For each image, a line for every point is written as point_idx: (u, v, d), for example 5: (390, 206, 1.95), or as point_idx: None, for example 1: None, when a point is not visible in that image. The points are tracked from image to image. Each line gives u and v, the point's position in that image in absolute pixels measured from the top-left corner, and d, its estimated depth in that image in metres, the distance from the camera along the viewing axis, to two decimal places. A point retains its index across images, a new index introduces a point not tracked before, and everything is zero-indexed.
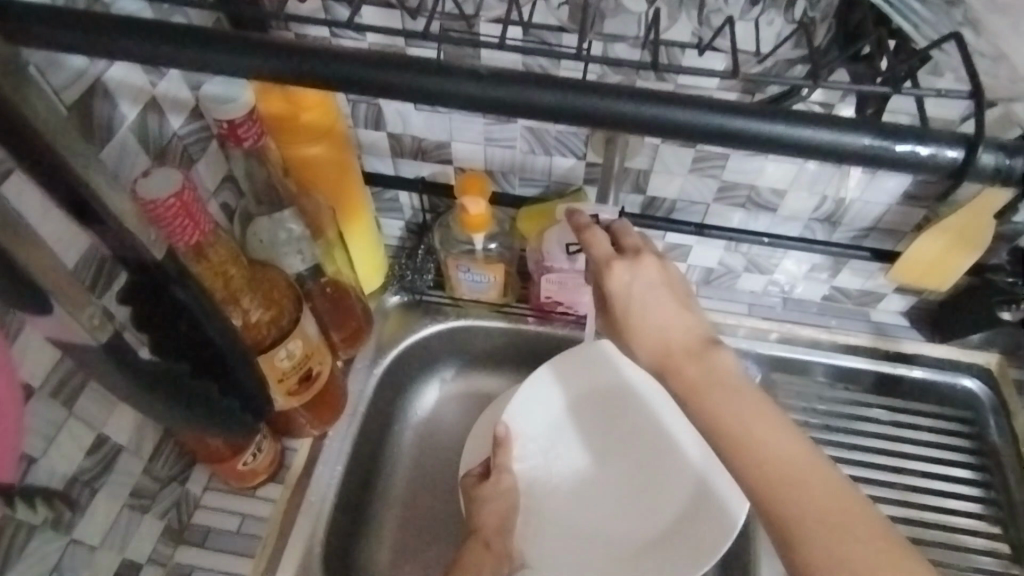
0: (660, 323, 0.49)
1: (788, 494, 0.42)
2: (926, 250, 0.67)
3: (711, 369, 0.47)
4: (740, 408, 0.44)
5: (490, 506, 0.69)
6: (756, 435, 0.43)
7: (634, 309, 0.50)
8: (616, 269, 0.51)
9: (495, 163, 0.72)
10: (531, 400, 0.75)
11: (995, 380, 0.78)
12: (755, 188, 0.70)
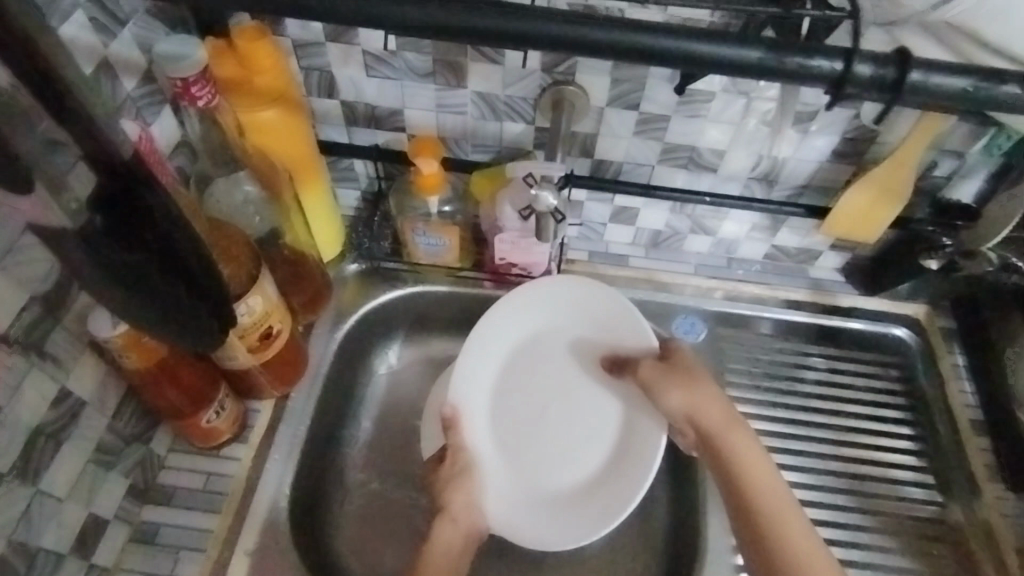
0: (712, 403, 0.67)
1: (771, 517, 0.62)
2: (852, 205, 0.71)
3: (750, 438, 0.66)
4: (751, 458, 0.65)
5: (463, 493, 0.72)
6: (768, 483, 0.64)
7: (690, 373, 0.69)
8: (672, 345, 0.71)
9: (448, 130, 0.74)
10: (477, 351, 0.77)
11: (925, 329, 0.84)
12: (697, 149, 0.74)
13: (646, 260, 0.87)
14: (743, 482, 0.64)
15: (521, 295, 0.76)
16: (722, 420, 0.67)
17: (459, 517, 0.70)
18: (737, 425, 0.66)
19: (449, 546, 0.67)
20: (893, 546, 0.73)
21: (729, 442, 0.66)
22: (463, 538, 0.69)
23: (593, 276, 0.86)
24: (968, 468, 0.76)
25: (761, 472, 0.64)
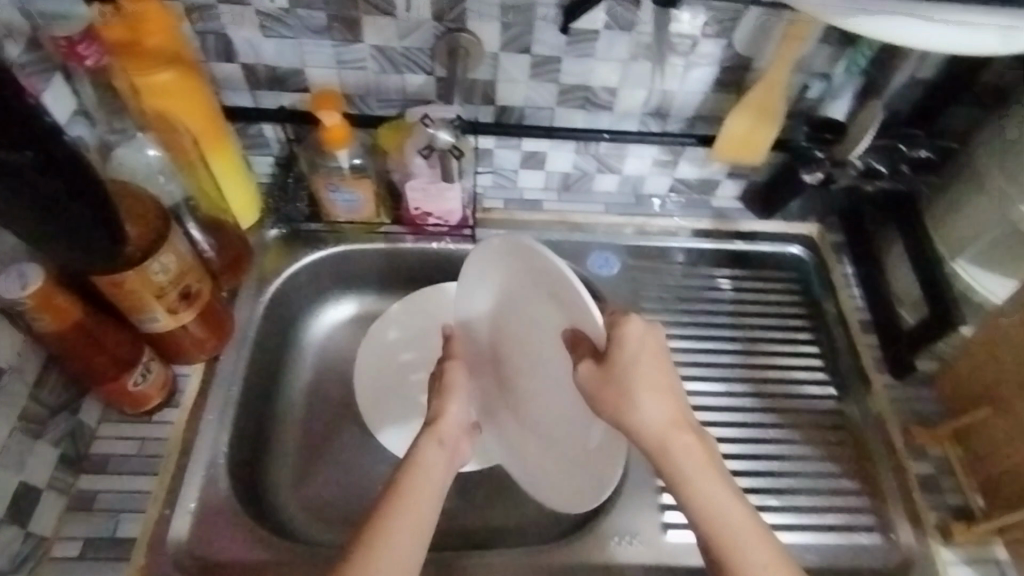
0: (654, 408, 0.55)
1: (722, 530, 0.53)
2: (738, 128, 0.76)
3: (699, 447, 0.55)
4: (701, 468, 0.54)
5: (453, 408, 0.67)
6: (722, 504, 0.54)
7: (631, 381, 0.54)
8: (627, 332, 0.55)
9: (351, 86, 0.76)
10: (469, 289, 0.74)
11: (818, 245, 0.90)
12: (591, 89, 0.78)
13: (560, 202, 0.91)
14: (696, 504, 0.54)
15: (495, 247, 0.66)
16: (667, 433, 0.55)
17: (445, 431, 0.65)
18: (681, 431, 0.55)
19: (434, 464, 0.62)
20: (803, 438, 0.78)
21: (671, 462, 0.54)
22: (446, 451, 0.64)
23: (508, 222, 0.88)
24: (860, 365, 0.81)
25: (712, 489, 0.54)
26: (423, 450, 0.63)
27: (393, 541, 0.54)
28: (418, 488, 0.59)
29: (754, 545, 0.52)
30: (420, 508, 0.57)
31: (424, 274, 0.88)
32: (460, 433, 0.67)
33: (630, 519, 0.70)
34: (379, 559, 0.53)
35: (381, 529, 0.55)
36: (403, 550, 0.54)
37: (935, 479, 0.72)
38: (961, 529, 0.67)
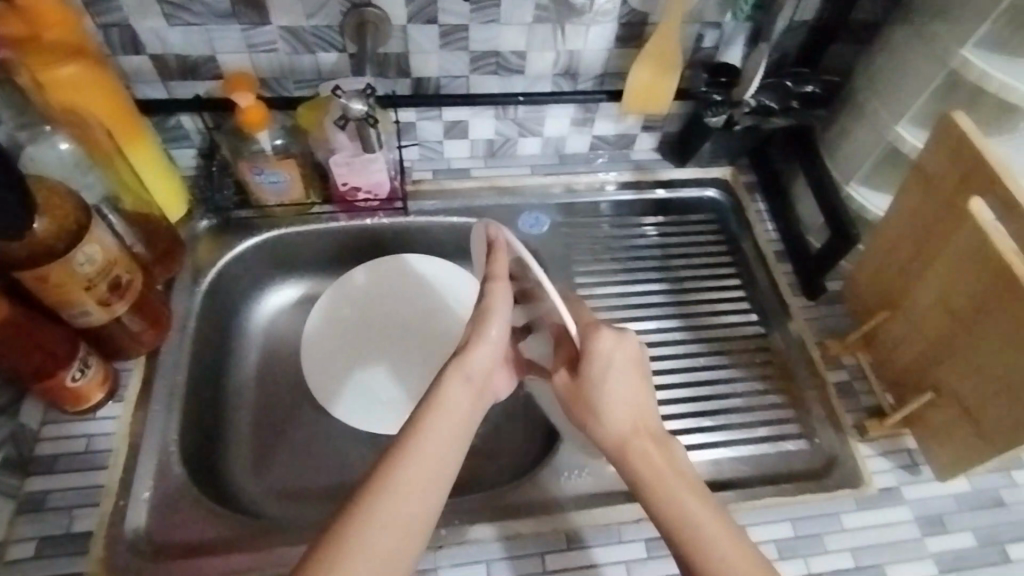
0: (617, 416, 0.57)
1: (692, 527, 0.51)
2: (640, 79, 0.80)
3: (662, 453, 0.56)
4: (671, 472, 0.54)
5: (490, 331, 0.58)
6: (688, 505, 0.52)
7: (595, 392, 0.58)
8: (598, 341, 0.58)
9: (264, 69, 0.77)
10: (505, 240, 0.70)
11: (732, 187, 0.94)
12: (500, 54, 0.80)
13: (486, 169, 0.91)
14: (658, 506, 0.53)
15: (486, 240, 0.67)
16: (630, 439, 0.56)
17: (477, 363, 0.57)
18: (646, 438, 0.57)
19: (457, 403, 0.54)
20: (734, 362, 0.83)
21: (633, 464, 0.55)
22: (475, 390, 0.55)
23: (440, 192, 0.89)
24: (779, 292, 0.86)
25: (676, 490, 0.53)
26: (446, 386, 0.54)
27: (396, 496, 0.47)
28: (436, 435, 0.51)
29: (721, 543, 0.49)
30: (436, 458, 0.50)
31: (360, 251, 0.89)
32: (492, 365, 0.58)
33: (577, 456, 0.75)
34: (376, 518, 0.46)
35: (389, 480, 0.48)
36: (409, 508, 0.47)
37: (850, 385, 0.78)
38: (875, 424, 0.73)
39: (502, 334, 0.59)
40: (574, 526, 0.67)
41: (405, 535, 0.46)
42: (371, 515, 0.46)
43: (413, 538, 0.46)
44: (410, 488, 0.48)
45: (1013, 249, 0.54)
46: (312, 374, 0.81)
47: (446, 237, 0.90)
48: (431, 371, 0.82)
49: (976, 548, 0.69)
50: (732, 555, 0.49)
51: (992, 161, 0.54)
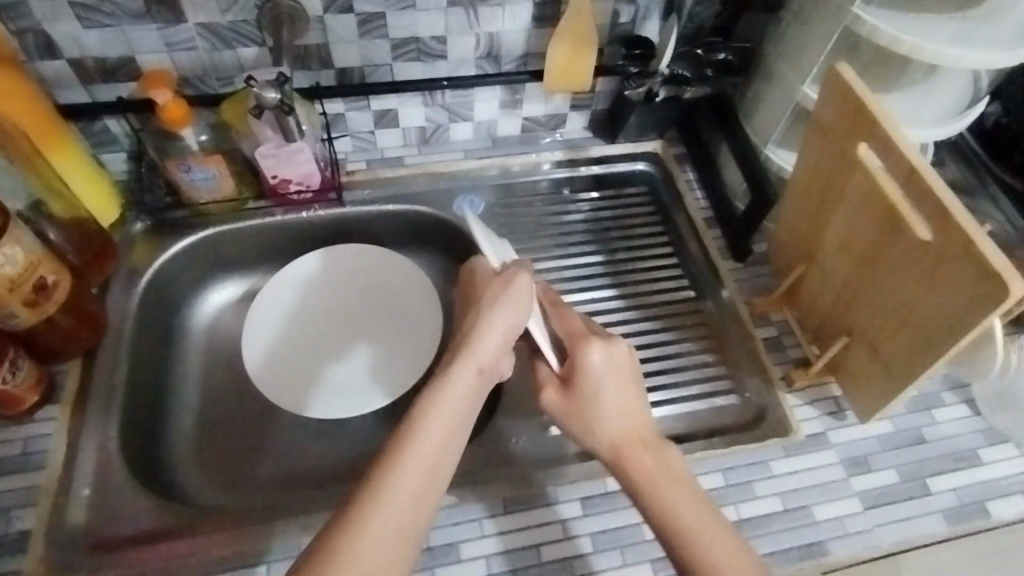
0: (613, 422, 0.63)
1: (682, 518, 0.57)
2: (559, 57, 0.80)
3: (656, 456, 0.61)
4: (660, 468, 0.60)
5: (491, 327, 0.64)
6: (677, 503, 0.58)
7: (591, 402, 0.64)
8: (592, 353, 0.65)
9: (185, 67, 0.78)
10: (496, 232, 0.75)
11: (662, 159, 0.95)
12: (421, 40, 0.80)
13: (420, 156, 0.92)
14: (652, 504, 0.59)
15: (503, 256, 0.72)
16: (625, 445, 0.62)
17: (479, 356, 0.62)
18: (641, 443, 0.62)
19: (459, 390, 0.59)
20: (666, 327, 0.84)
21: (630, 467, 0.61)
22: (480, 382, 0.61)
23: (376, 181, 0.89)
24: (709, 259, 0.87)
25: (667, 486, 0.59)
26: (451, 376, 0.59)
27: (403, 489, 0.51)
28: (435, 428, 0.56)
29: (708, 536, 0.56)
30: (437, 448, 0.55)
31: (298, 245, 0.89)
32: (497, 351, 0.64)
33: (516, 423, 0.78)
34: (383, 511, 0.50)
35: (389, 478, 0.52)
36: (414, 501, 0.52)
37: (778, 339, 0.80)
38: (800, 374, 0.76)
39: (504, 330, 0.64)
40: (513, 492, 0.69)
41: (408, 525, 0.50)
42: (379, 509, 0.50)
43: (418, 526, 0.51)
44: (412, 480, 0.52)
45: (900, 193, 0.55)
46: (272, 390, 0.79)
47: (384, 226, 0.90)
48: (372, 358, 0.83)
49: (898, 484, 0.72)
50: (718, 542, 0.55)
51: (873, 105, 0.56)
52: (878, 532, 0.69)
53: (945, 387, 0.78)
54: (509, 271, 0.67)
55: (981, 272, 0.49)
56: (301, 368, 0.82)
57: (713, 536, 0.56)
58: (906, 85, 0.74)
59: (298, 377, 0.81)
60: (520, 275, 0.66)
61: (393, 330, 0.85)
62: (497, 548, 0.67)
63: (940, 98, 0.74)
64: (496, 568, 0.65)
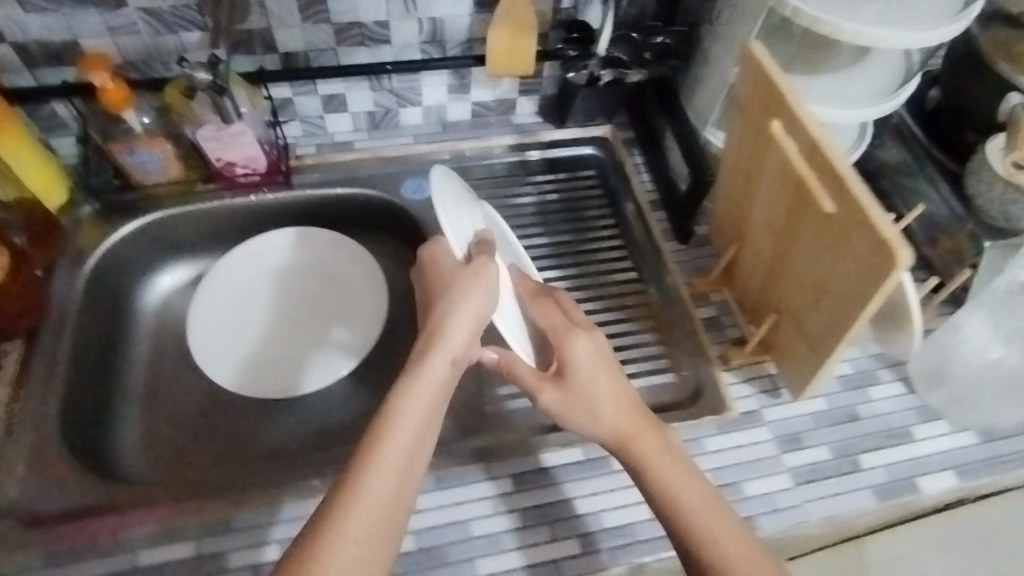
0: (612, 412, 0.64)
1: (686, 504, 0.59)
2: (499, 39, 0.80)
3: (656, 440, 0.63)
4: (658, 454, 0.62)
5: (456, 316, 0.63)
6: (679, 487, 0.60)
7: (589, 392, 0.64)
8: (581, 345, 0.66)
9: (130, 52, 0.77)
10: (452, 204, 0.71)
11: (609, 144, 0.96)
12: (364, 25, 0.80)
13: (369, 141, 0.93)
14: (660, 489, 0.60)
15: (465, 238, 0.69)
16: (628, 431, 0.63)
17: (450, 345, 0.63)
18: (642, 427, 0.63)
19: (430, 384, 0.60)
20: (609, 306, 0.85)
21: (635, 455, 0.62)
22: (453, 372, 0.62)
23: (326, 166, 0.90)
24: (652, 239, 0.88)
25: (668, 472, 0.61)
26: (423, 368, 0.60)
27: (376, 488, 0.53)
28: (405, 425, 0.57)
29: (712, 517, 0.59)
30: (407, 444, 0.56)
31: (249, 228, 0.90)
32: (468, 340, 0.64)
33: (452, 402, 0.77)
34: (360, 507, 0.52)
35: (362, 478, 0.54)
36: (388, 498, 0.54)
37: (717, 319, 0.81)
38: (737, 353, 0.77)
39: (471, 317, 0.64)
40: (445, 468, 0.71)
41: (383, 522, 0.53)
42: (353, 511, 0.52)
43: (397, 519, 0.53)
44: (388, 475, 0.54)
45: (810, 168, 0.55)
46: (250, 383, 0.79)
47: (334, 209, 0.91)
48: (315, 339, 0.83)
49: (831, 460, 0.73)
50: (718, 523, 0.58)
51: (780, 84, 0.56)
52: (808, 507, 0.70)
53: (881, 365, 0.79)
54: (475, 260, 0.66)
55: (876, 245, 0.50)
56: (257, 351, 0.81)
57: (713, 519, 0.58)
58: (836, 67, 0.75)
59: (256, 362, 0.81)
60: (488, 265, 0.65)
61: (341, 305, 0.86)
62: (426, 522, 0.68)
63: (869, 79, 0.76)
64: (425, 543, 0.66)
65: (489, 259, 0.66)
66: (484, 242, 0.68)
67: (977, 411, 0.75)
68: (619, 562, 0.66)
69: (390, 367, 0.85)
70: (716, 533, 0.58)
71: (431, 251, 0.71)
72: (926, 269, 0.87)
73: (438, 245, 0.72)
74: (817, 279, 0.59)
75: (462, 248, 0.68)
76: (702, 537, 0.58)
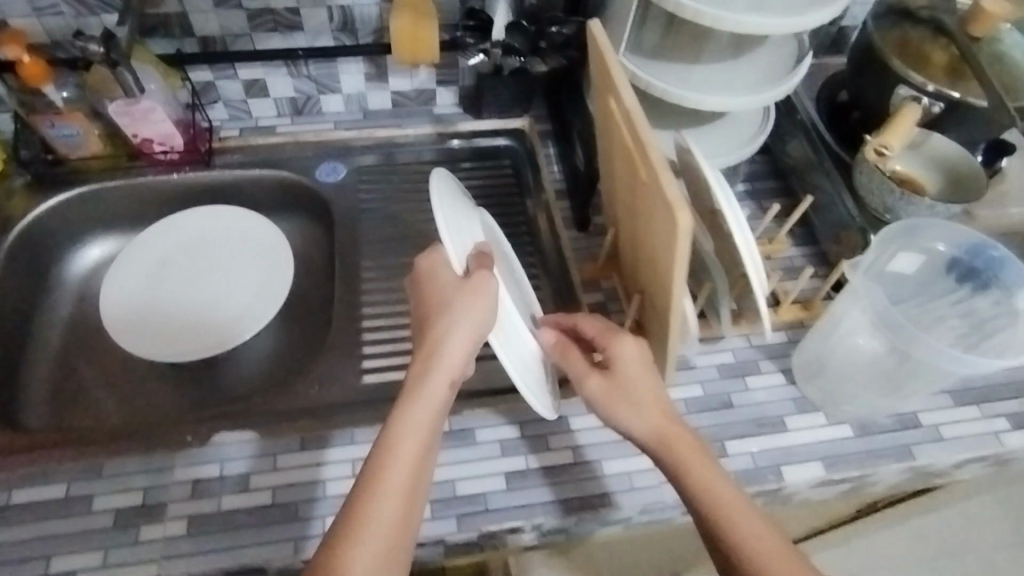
0: (647, 412, 0.62)
1: (727, 514, 0.56)
2: (401, 27, 0.82)
3: (691, 443, 0.60)
4: (695, 459, 0.59)
5: (455, 335, 0.59)
6: (718, 494, 0.57)
7: (632, 388, 0.63)
8: (625, 346, 0.64)
9: (55, 31, 0.82)
10: (450, 212, 0.66)
11: (524, 136, 0.97)
12: (276, 12, 0.85)
13: (292, 126, 0.95)
14: (693, 490, 0.58)
15: (464, 250, 0.64)
16: (666, 434, 0.61)
17: (448, 367, 0.59)
18: (681, 433, 0.61)
19: (425, 409, 0.58)
20: None
21: (671, 458, 0.60)
22: (451, 394, 0.60)
23: (245, 148, 0.93)
24: (553, 226, 0.89)
25: (706, 479, 0.58)
26: (419, 393, 0.58)
27: (379, 524, 0.52)
28: (402, 457, 0.55)
29: (750, 528, 0.56)
30: (405, 476, 0.55)
31: (170, 206, 0.94)
32: (466, 359, 0.61)
33: (333, 371, 0.79)
34: (365, 538, 0.51)
35: (366, 516, 0.52)
36: (391, 532, 0.52)
37: (604, 305, 0.82)
38: None
39: (470, 338, 0.60)
40: (311, 431, 0.72)
41: (388, 558, 0.52)
42: (355, 549, 0.51)
43: (401, 549, 0.53)
44: (390, 508, 0.53)
45: (629, 138, 0.57)
46: (184, 350, 0.82)
47: (254, 189, 0.94)
48: (219, 308, 0.85)
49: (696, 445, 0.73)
50: (756, 539, 0.55)
51: (610, 60, 0.59)
52: (664, 487, 0.71)
53: (763, 356, 0.80)
54: (475, 275, 0.61)
55: (665, 204, 0.51)
56: (180, 328, 0.84)
57: (752, 533, 0.55)
58: (714, 56, 0.76)
59: (179, 338, 0.83)
60: (489, 281, 0.60)
61: (246, 269, 0.88)
62: (285, 480, 0.69)
63: (752, 68, 0.76)
64: (280, 499, 0.68)
65: (489, 274, 0.62)
66: (482, 254, 0.64)
67: (853, 405, 0.75)
68: (469, 527, 0.67)
69: (290, 340, 0.87)
70: (755, 548, 0.55)
71: (428, 262, 0.63)
72: (826, 265, 0.86)
73: (435, 254, 0.64)
74: (651, 252, 0.61)
75: (460, 261, 0.63)
76: (739, 551, 0.55)
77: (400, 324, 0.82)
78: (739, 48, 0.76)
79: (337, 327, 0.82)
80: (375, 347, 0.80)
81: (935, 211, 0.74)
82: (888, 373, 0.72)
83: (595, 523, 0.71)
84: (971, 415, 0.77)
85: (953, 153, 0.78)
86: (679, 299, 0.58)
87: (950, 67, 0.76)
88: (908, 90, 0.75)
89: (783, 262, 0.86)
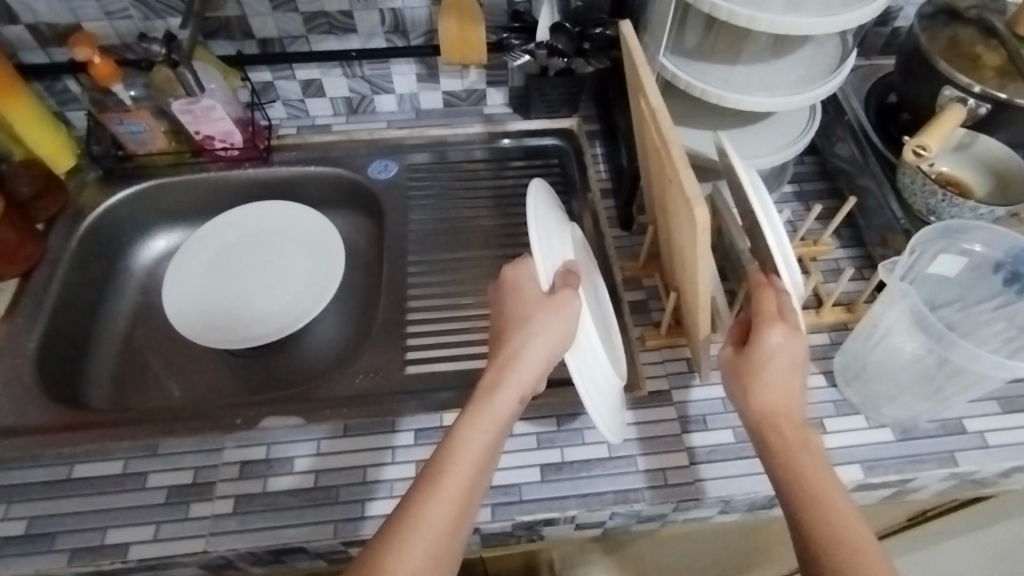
0: (773, 397, 0.59)
1: (818, 510, 0.54)
2: (450, 32, 0.84)
3: (802, 440, 0.58)
4: (805, 454, 0.57)
5: (532, 350, 0.60)
6: (819, 493, 0.55)
7: (763, 369, 0.60)
8: (769, 330, 0.60)
9: (125, 34, 0.87)
10: (544, 226, 0.67)
11: (572, 135, 0.98)
12: (329, 14, 0.88)
13: (346, 124, 0.99)
14: (791, 481, 0.56)
15: (552, 264, 0.65)
16: (782, 423, 0.59)
17: (521, 382, 0.60)
18: (799, 429, 0.58)
19: (490, 417, 0.58)
20: None
21: (778, 445, 0.58)
22: (519, 409, 0.60)
23: (301, 146, 0.97)
24: (597, 224, 0.90)
25: (813, 475, 0.56)
26: (491, 402, 0.58)
27: (430, 523, 0.52)
28: (459, 463, 0.55)
29: (837, 533, 0.53)
30: (461, 480, 0.54)
31: (228, 200, 0.98)
32: (540, 375, 0.61)
33: (380, 361, 0.82)
34: (416, 535, 0.51)
35: (417, 512, 0.52)
36: (442, 532, 0.52)
37: (645, 302, 0.83)
38: (652, 335, 0.79)
39: (545, 356, 0.61)
40: (356, 417, 0.74)
41: (435, 556, 0.51)
42: (404, 542, 0.51)
43: (452, 549, 0.52)
44: (447, 507, 0.53)
45: (659, 138, 0.62)
46: (240, 339, 0.85)
47: (306, 185, 0.97)
48: (273, 300, 0.89)
49: (733, 444, 0.73)
50: (843, 545, 0.52)
51: (642, 70, 0.64)
52: (702, 485, 0.70)
53: None
54: (561, 292, 0.62)
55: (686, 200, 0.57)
56: (241, 322, 0.87)
57: (835, 534, 0.53)
58: (756, 56, 0.76)
59: (240, 330, 0.86)
60: (573, 301, 0.61)
61: (297, 265, 0.91)
62: (330, 463, 0.72)
63: (798, 68, 0.76)
64: (323, 482, 0.70)
65: (574, 293, 0.62)
66: (570, 272, 0.64)
67: (893, 408, 0.74)
68: (501, 516, 0.69)
69: (340, 331, 0.90)
70: (837, 548, 0.52)
71: (516, 272, 0.65)
72: (872, 268, 0.85)
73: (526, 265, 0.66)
74: (679, 242, 0.66)
75: (548, 277, 0.64)
76: (817, 547, 0.53)
77: (444, 317, 0.84)
78: (780, 48, 0.77)
79: (385, 319, 0.84)
80: (421, 339, 0.83)
81: (979, 214, 0.73)
82: (931, 374, 0.70)
83: (626, 518, 0.71)
84: (1019, 423, 0.75)
85: (1002, 155, 0.77)
86: (704, 274, 0.62)
87: (1005, 66, 0.75)
88: (954, 91, 0.74)
89: (827, 264, 0.85)
